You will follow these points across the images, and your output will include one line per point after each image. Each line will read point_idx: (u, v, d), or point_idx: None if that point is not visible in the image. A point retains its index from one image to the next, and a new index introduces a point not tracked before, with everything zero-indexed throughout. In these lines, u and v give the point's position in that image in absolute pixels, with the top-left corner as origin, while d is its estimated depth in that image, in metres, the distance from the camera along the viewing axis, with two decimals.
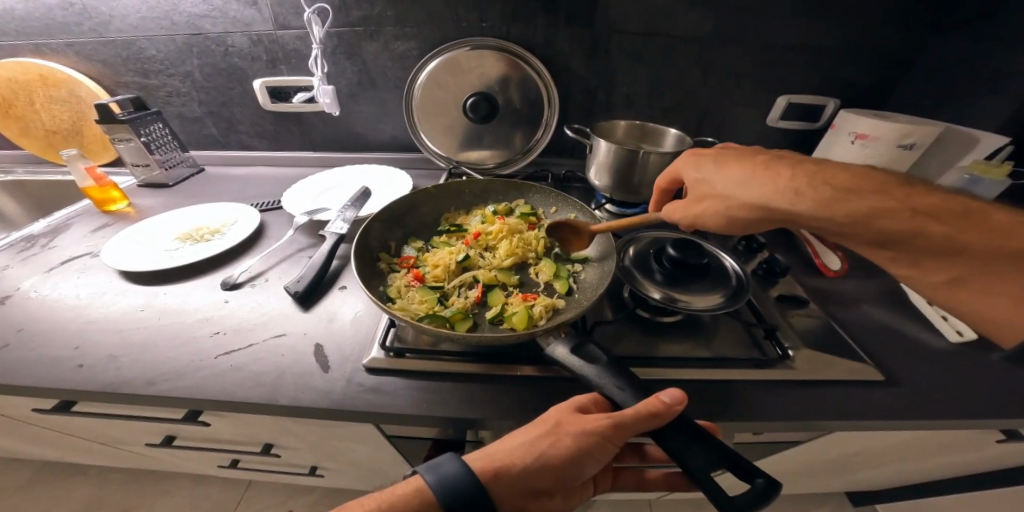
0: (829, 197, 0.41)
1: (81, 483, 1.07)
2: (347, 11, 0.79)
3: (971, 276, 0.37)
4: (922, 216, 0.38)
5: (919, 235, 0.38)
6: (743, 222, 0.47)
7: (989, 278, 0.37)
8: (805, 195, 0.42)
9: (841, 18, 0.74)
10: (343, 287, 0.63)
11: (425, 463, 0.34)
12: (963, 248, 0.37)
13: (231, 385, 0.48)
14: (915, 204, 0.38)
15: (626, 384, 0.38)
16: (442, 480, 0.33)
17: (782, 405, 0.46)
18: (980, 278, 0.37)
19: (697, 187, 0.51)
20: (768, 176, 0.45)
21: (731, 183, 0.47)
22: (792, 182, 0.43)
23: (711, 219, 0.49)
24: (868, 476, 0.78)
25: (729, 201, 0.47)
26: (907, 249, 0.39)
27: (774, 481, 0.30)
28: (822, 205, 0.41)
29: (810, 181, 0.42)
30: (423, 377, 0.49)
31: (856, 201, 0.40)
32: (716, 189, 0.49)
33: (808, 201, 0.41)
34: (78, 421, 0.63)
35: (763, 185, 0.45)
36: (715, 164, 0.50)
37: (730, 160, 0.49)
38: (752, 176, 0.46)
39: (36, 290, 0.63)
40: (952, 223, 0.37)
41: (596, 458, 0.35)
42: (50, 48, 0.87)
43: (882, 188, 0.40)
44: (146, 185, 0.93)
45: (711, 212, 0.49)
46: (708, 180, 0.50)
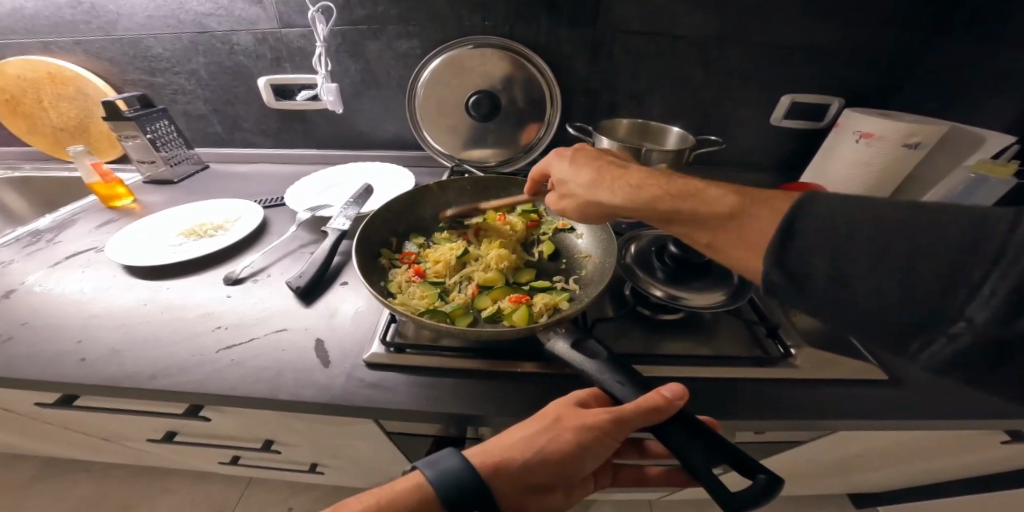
0: (625, 189, 0.43)
1: (84, 479, 1.07)
2: (351, 9, 0.80)
3: (714, 242, 0.36)
4: (667, 197, 0.39)
5: (691, 220, 0.37)
6: (591, 215, 0.48)
7: (724, 240, 0.36)
8: (618, 191, 0.43)
9: (845, 17, 0.74)
10: (345, 283, 0.63)
11: (424, 459, 0.34)
12: (693, 215, 0.37)
13: (232, 379, 0.48)
14: (668, 193, 0.39)
15: (627, 379, 0.38)
16: (441, 476, 0.33)
17: (784, 404, 0.45)
18: (721, 245, 0.36)
19: (560, 187, 0.52)
20: (594, 172, 0.47)
21: (576, 184, 0.48)
22: (626, 180, 0.43)
23: (575, 215, 0.50)
24: (869, 478, 0.77)
25: (581, 201, 0.48)
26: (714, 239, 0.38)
27: (777, 478, 0.30)
28: (626, 195, 0.42)
29: (625, 177, 0.44)
30: (424, 373, 0.49)
31: (624, 191, 0.42)
32: (569, 187, 0.50)
33: (616, 196, 0.43)
34: (79, 415, 0.64)
35: (596, 183, 0.46)
36: (569, 164, 0.50)
37: (578, 157, 0.50)
38: (598, 175, 0.46)
39: (41, 285, 0.63)
40: (683, 197, 0.38)
41: (595, 454, 0.35)
42: (59, 46, 0.88)
43: (639, 180, 0.42)
44: (152, 183, 0.94)
45: (575, 210, 0.50)
46: (565, 180, 0.50)
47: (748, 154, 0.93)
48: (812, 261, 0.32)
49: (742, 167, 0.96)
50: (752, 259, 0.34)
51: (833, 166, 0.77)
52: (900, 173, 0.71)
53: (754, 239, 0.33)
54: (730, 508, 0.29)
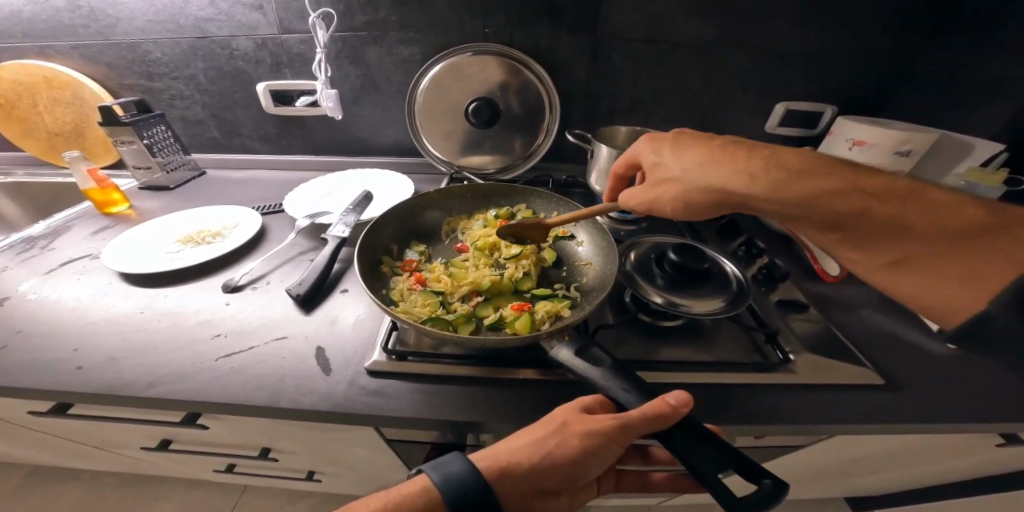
0: (781, 179, 0.41)
1: (74, 488, 1.05)
2: (352, 16, 0.80)
3: (918, 258, 0.37)
4: (868, 197, 0.38)
5: (865, 215, 0.38)
6: (702, 205, 0.47)
7: (934, 257, 0.36)
8: (759, 177, 0.42)
9: (838, 27, 0.76)
10: (346, 291, 0.63)
11: (431, 462, 0.34)
12: (908, 226, 0.36)
13: (233, 388, 0.48)
14: (862, 184, 0.38)
15: (631, 386, 0.38)
16: (448, 480, 0.33)
17: (785, 409, 0.46)
18: (929, 258, 0.36)
19: (653, 170, 0.52)
20: (724, 160, 0.45)
21: (688, 168, 0.48)
22: (757, 166, 0.43)
23: (667, 206, 0.50)
24: (866, 482, 0.78)
25: (689, 186, 0.48)
26: (856, 230, 0.39)
27: (781, 482, 0.31)
28: (774, 187, 0.41)
29: (764, 162, 0.43)
30: (426, 381, 0.49)
31: (800, 183, 0.40)
32: (674, 174, 0.49)
33: (760, 185, 0.42)
34: (73, 424, 0.63)
35: (719, 166, 0.45)
36: (673, 151, 0.50)
37: (688, 145, 0.49)
38: (709, 157, 0.47)
39: (35, 292, 0.62)
40: (909, 206, 0.36)
41: (601, 459, 0.35)
42: (55, 50, 0.88)
43: (827, 171, 0.40)
44: (148, 188, 0.93)
45: (668, 197, 0.50)
46: (664, 164, 0.51)
47: None
48: (962, 270, 0.35)
49: None
50: (973, 284, 0.34)
51: None
52: None
53: (988, 264, 0.33)
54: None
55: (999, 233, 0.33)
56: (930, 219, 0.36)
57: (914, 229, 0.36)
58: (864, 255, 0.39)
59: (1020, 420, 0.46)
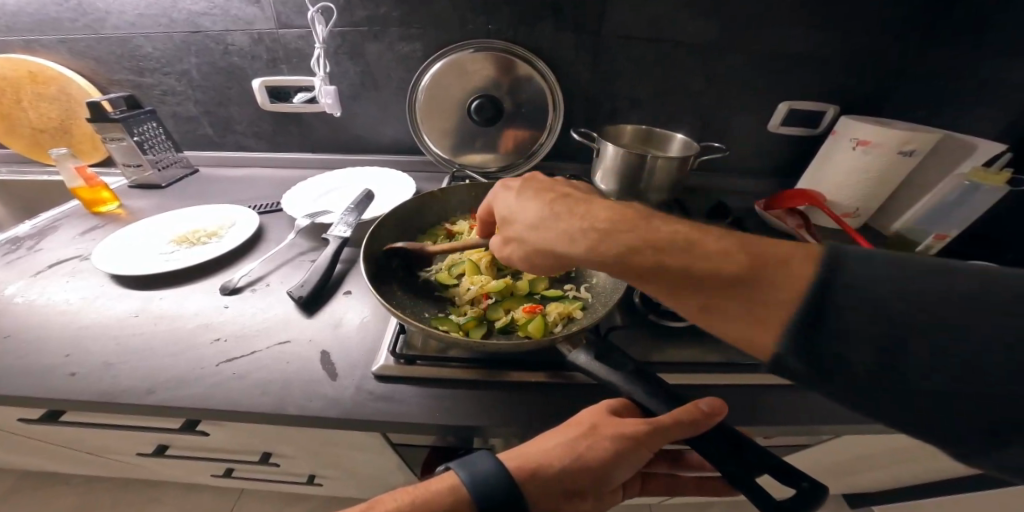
0: (594, 240, 0.36)
1: (65, 492, 1.03)
2: (352, 11, 0.78)
3: (714, 303, 0.32)
4: (660, 249, 0.33)
5: (662, 268, 0.33)
6: (546, 266, 0.42)
7: (732, 300, 0.31)
8: (578, 239, 0.37)
9: (841, 27, 0.76)
10: (349, 292, 0.62)
11: (458, 459, 0.33)
12: (694, 272, 0.32)
13: (235, 393, 0.46)
14: (651, 236, 0.34)
15: (656, 390, 0.37)
16: (476, 478, 0.31)
17: (799, 410, 0.46)
18: (723, 303, 0.31)
19: (505, 224, 0.46)
20: (557, 214, 0.40)
21: (529, 224, 0.42)
22: (574, 224, 0.38)
23: (518, 262, 0.45)
24: (866, 480, 0.78)
25: (529, 246, 0.42)
26: (650, 281, 0.34)
27: (821, 485, 0.30)
28: (590, 247, 0.36)
29: (580, 218, 0.38)
30: (437, 385, 0.48)
31: (609, 240, 0.35)
32: (523, 222, 0.43)
33: (584, 244, 0.37)
34: (64, 431, 0.61)
35: (556, 224, 0.39)
36: (519, 198, 0.45)
37: (531, 195, 0.44)
38: (545, 213, 0.41)
39: (22, 295, 0.60)
40: (689, 254, 0.32)
41: (631, 464, 0.34)
42: (41, 44, 0.85)
43: (627, 222, 0.36)
44: (138, 187, 0.90)
45: (517, 255, 0.44)
46: (512, 215, 0.45)
47: (746, 160, 0.95)
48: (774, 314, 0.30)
49: (739, 173, 0.97)
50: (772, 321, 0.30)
51: (831, 172, 0.78)
52: (893, 181, 0.73)
53: (768, 301, 0.30)
54: None
55: (773, 269, 0.30)
56: (706, 266, 0.32)
57: (711, 277, 0.31)
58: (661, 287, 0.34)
59: None
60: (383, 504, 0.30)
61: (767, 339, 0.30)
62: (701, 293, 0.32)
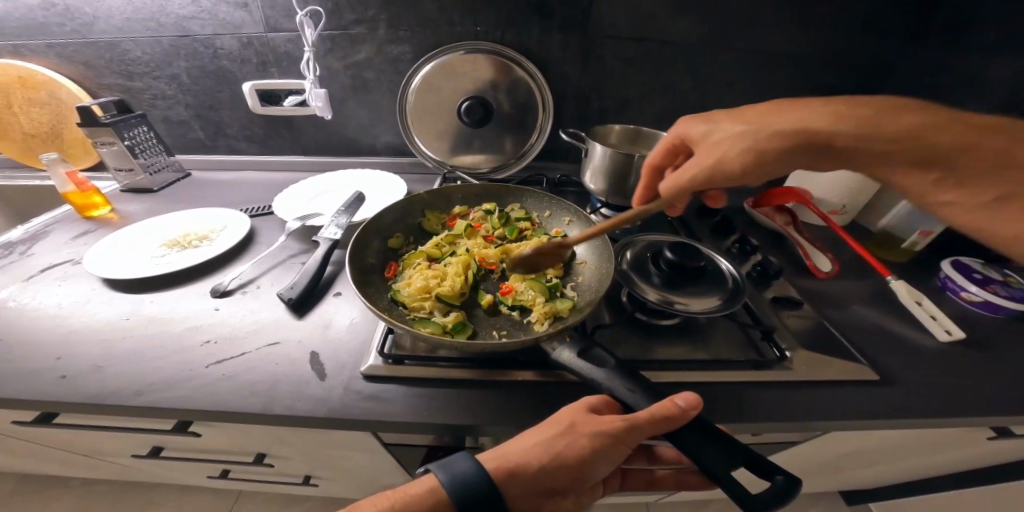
0: (868, 115, 0.38)
1: (64, 495, 1.02)
2: (341, 14, 0.79)
3: None
4: (972, 129, 0.34)
5: (971, 148, 0.34)
6: (771, 150, 0.42)
7: None
8: (845, 115, 0.38)
9: (825, 27, 0.77)
10: (339, 294, 0.62)
11: (437, 461, 0.34)
12: (1020, 162, 0.33)
13: (225, 395, 0.47)
14: (955, 119, 0.35)
15: (636, 386, 0.38)
16: (455, 479, 0.32)
17: (785, 405, 0.46)
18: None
19: (702, 135, 0.49)
20: (804, 107, 0.42)
21: (740, 129, 0.45)
22: (830, 109, 0.40)
23: (725, 153, 0.45)
24: (861, 475, 0.79)
25: (745, 136, 0.44)
26: (944, 165, 0.35)
27: (794, 478, 0.31)
28: (864, 122, 0.37)
29: (849, 106, 0.39)
30: (425, 384, 0.48)
31: (898, 121, 0.36)
32: (734, 131, 0.45)
33: (850, 119, 0.38)
34: (60, 433, 0.61)
35: (797, 112, 0.42)
36: (725, 115, 0.48)
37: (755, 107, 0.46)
38: (788, 108, 0.43)
39: (14, 299, 0.60)
40: (1018, 142, 0.33)
41: (609, 459, 0.35)
42: (30, 49, 0.85)
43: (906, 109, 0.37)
44: (130, 191, 0.90)
45: (731, 149, 0.44)
46: (717, 128, 0.47)
47: None
48: None
49: None
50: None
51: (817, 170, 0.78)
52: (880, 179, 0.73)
53: None
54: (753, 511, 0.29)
55: None
56: None
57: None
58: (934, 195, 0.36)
59: (1009, 414, 0.47)
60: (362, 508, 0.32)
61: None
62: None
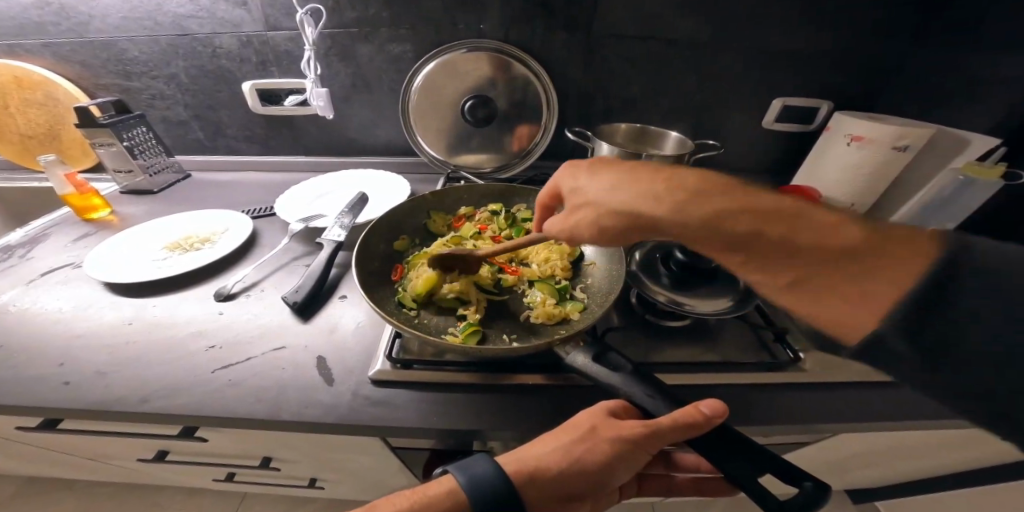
0: (682, 201, 0.39)
1: (66, 498, 1.02)
2: (341, 12, 0.77)
3: (809, 273, 0.31)
4: (754, 217, 0.34)
5: (759, 237, 0.34)
6: (612, 229, 0.44)
7: (811, 270, 0.31)
8: (663, 198, 0.40)
9: (833, 24, 0.76)
10: (344, 297, 0.61)
11: (455, 464, 0.33)
12: (798, 244, 0.32)
13: (231, 401, 0.46)
14: (748, 203, 0.36)
15: (654, 391, 0.37)
16: (473, 482, 0.32)
17: (800, 408, 0.46)
18: (803, 280, 0.31)
19: (571, 196, 0.50)
20: (633, 183, 0.44)
21: (602, 190, 0.46)
22: (654, 188, 0.42)
23: (586, 231, 0.47)
24: (869, 474, 0.79)
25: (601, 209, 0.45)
26: (734, 243, 0.35)
27: (824, 485, 0.30)
28: (677, 207, 0.39)
29: (667, 184, 0.41)
30: (435, 390, 0.48)
31: (694, 205, 0.38)
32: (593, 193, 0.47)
33: (665, 205, 0.40)
34: (63, 438, 0.60)
35: (632, 189, 0.43)
36: (588, 174, 0.49)
37: (609, 171, 0.47)
38: (621, 181, 0.45)
39: (15, 303, 0.59)
40: (802, 226, 0.32)
41: (628, 466, 0.34)
42: (26, 49, 0.83)
43: (718, 191, 0.38)
44: (130, 192, 0.89)
45: (585, 222, 0.47)
46: (581, 189, 0.49)
47: (742, 157, 0.94)
48: (851, 271, 0.29)
49: (736, 171, 0.97)
50: (847, 298, 0.29)
51: (826, 169, 0.78)
52: (890, 175, 0.72)
53: (873, 278, 0.28)
54: None
55: (890, 251, 0.29)
56: (818, 238, 0.31)
57: (795, 246, 0.32)
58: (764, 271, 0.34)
59: None
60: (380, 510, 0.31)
61: (856, 321, 0.28)
62: (802, 266, 0.31)
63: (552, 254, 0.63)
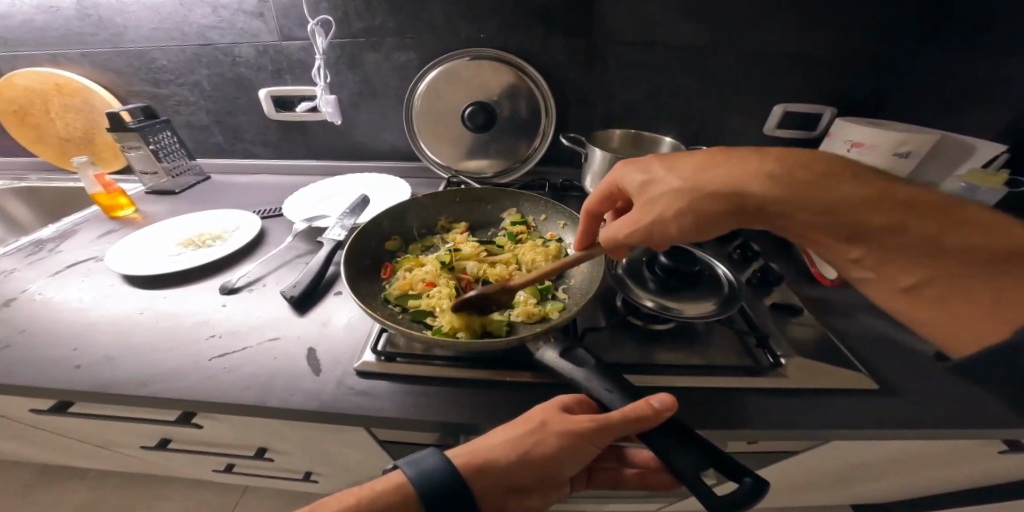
0: (797, 184, 0.38)
1: (80, 486, 1.07)
2: (350, 22, 0.82)
3: (958, 280, 0.33)
4: (898, 208, 0.34)
5: (889, 231, 0.34)
6: (717, 212, 0.41)
7: (951, 283, 0.33)
8: (777, 180, 0.38)
9: (834, 28, 0.75)
10: (339, 293, 0.64)
11: (404, 458, 0.34)
12: (938, 244, 0.33)
13: (225, 387, 0.49)
14: (889, 194, 0.35)
15: (614, 386, 0.38)
16: (421, 473, 0.33)
17: (780, 415, 0.45)
18: (952, 282, 0.33)
19: (641, 190, 0.47)
20: (715, 165, 0.42)
21: (681, 181, 0.43)
22: (764, 164, 0.40)
23: (665, 221, 0.44)
24: (870, 490, 0.76)
25: (684, 195, 0.43)
26: (867, 241, 0.36)
27: (762, 481, 0.30)
28: (787, 187, 0.38)
29: (782, 164, 0.39)
30: (417, 382, 0.49)
31: (827, 191, 0.36)
32: (672, 186, 0.44)
33: (776, 185, 0.38)
34: (75, 422, 0.64)
35: (727, 169, 0.41)
36: (662, 165, 0.46)
37: (684, 158, 0.45)
38: (702, 166, 0.43)
39: (41, 293, 0.64)
40: (899, 214, 0.34)
41: (576, 457, 0.35)
42: (67, 58, 0.91)
43: (834, 176, 0.37)
44: (154, 192, 0.95)
45: (661, 213, 0.44)
46: (658, 179, 0.45)
47: None
48: (992, 292, 0.32)
49: None
50: (991, 309, 0.32)
51: None
52: None
53: (1015, 287, 0.31)
54: (716, 509, 0.29)
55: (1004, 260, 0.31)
56: (946, 241, 0.33)
57: (923, 253, 0.34)
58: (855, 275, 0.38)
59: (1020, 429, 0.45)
60: (327, 505, 0.32)
61: (995, 329, 0.32)
62: (907, 253, 0.34)
63: (537, 255, 0.64)
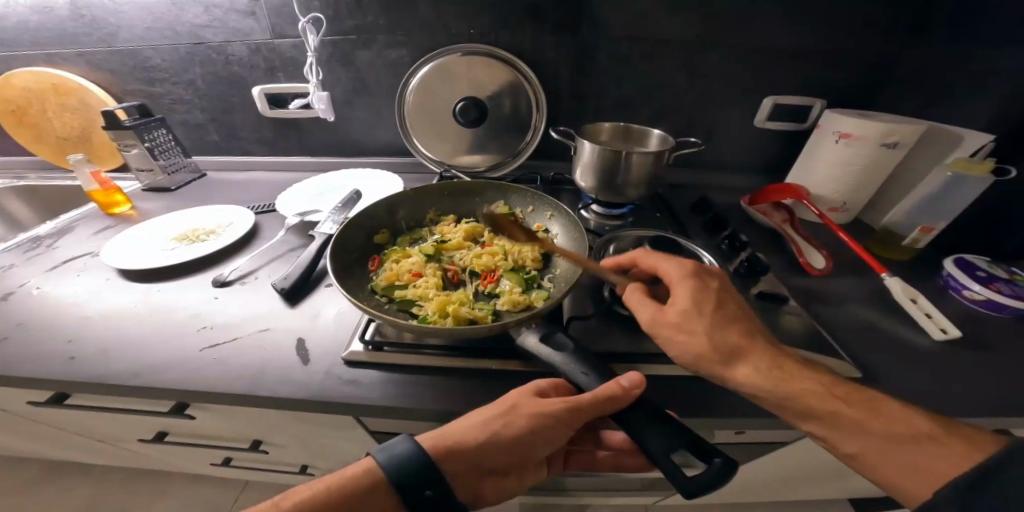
0: (786, 388, 0.41)
1: (82, 482, 1.08)
2: (341, 20, 0.82)
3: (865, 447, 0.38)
4: (833, 399, 0.40)
5: (835, 414, 0.39)
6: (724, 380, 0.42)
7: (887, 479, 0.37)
8: (774, 373, 0.41)
9: (822, 21, 0.75)
10: (330, 285, 0.65)
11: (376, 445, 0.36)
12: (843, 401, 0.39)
13: (215, 377, 0.49)
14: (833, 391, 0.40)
15: (591, 369, 0.39)
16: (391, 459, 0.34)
17: (763, 403, 0.46)
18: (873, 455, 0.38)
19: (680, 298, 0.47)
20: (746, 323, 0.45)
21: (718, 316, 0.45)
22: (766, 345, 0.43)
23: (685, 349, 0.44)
24: (865, 481, 0.76)
25: (716, 329, 0.44)
26: (838, 428, 0.39)
27: (730, 461, 0.31)
28: (786, 387, 0.41)
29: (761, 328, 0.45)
30: (404, 371, 0.50)
31: (803, 394, 0.40)
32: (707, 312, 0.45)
33: (770, 361, 0.42)
34: (73, 415, 0.65)
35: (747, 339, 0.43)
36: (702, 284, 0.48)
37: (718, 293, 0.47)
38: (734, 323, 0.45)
39: (38, 287, 0.65)
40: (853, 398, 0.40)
41: (550, 438, 0.36)
42: (62, 57, 0.92)
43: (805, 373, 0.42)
44: (151, 190, 0.96)
45: (691, 338, 0.44)
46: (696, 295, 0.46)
47: (735, 156, 0.94)
48: (915, 463, 0.36)
49: (729, 170, 0.96)
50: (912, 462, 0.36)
51: (815, 167, 0.76)
52: (879, 173, 0.71)
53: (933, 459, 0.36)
54: (684, 490, 0.30)
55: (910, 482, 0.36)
56: (875, 424, 0.38)
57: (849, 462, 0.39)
58: (748, 389, 0.41)
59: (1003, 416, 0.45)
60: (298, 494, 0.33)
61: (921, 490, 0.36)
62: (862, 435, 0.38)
63: (524, 246, 0.64)
